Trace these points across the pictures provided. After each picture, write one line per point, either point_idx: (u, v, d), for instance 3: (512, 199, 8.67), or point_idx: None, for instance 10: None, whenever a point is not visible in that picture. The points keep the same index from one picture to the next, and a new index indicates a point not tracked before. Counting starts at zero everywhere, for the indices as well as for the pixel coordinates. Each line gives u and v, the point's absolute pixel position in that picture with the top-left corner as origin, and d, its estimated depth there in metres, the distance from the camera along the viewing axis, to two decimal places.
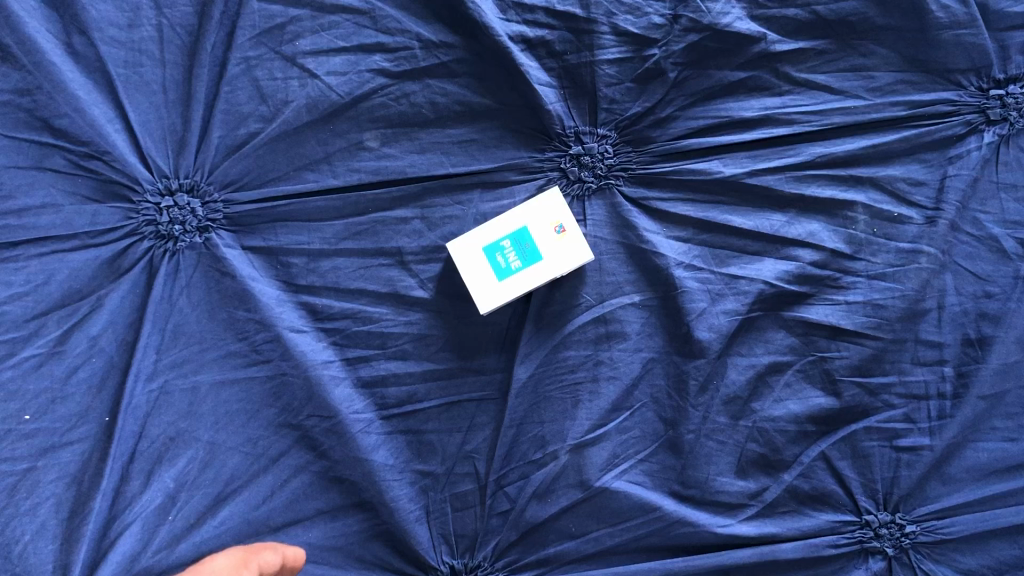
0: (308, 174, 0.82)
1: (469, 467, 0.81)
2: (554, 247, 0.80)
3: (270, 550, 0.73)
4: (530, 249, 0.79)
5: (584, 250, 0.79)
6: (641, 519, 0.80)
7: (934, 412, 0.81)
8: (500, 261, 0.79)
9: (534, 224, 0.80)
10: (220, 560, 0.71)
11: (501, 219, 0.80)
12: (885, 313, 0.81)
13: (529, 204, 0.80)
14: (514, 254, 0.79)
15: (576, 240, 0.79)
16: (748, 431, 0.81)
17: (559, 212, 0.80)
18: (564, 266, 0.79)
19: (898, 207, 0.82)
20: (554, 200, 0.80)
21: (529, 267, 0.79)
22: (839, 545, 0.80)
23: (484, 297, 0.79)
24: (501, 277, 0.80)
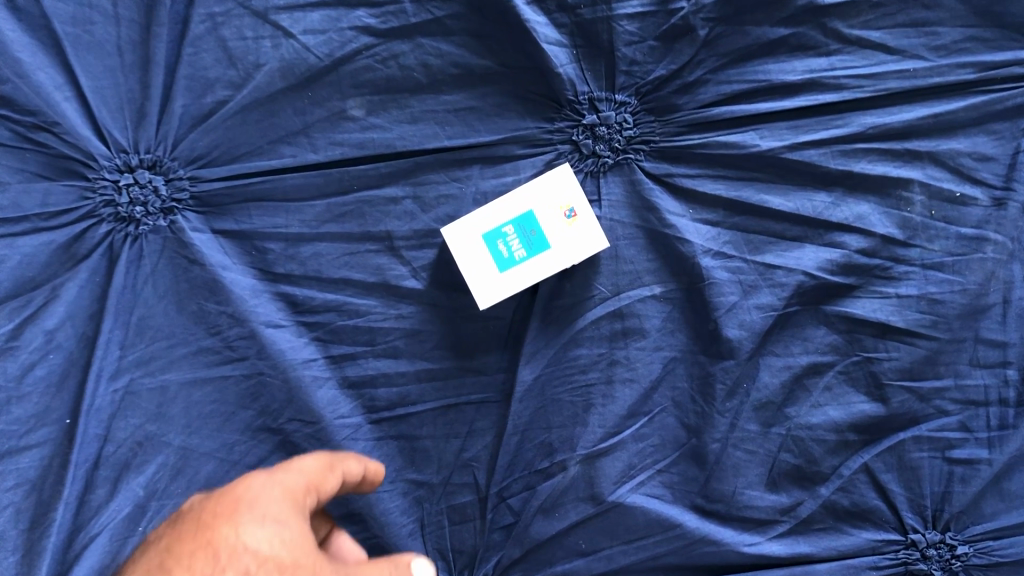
0: (284, 148, 0.72)
1: (468, 476, 0.73)
2: (564, 234, 0.70)
3: (354, 458, 0.64)
4: (537, 236, 0.70)
5: (598, 238, 0.70)
6: (660, 537, 0.72)
7: (994, 421, 0.71)
8: (502, 250, 0.70)
9: (541, 207, 0.70)
10: (307, 458, 0.60)
11: (504, 201, 0.70)
12: (942, 309, 0.71)
13: (536, 184, 0.70)
14: (518, 241, 0.70)
15: (590, 227, 0.70)
16: (782, 440, 0.72)
17: (570, 193, 0.70)
18: (574, 257, 0.70)
19: (961, 185, 0.71)
20: (564, 179, 0.70)
21: (536, 257, 0.70)
22: (880, 566, 0.72)
23: (483, 293, 0.71)
24: (503, 268, 0.70)
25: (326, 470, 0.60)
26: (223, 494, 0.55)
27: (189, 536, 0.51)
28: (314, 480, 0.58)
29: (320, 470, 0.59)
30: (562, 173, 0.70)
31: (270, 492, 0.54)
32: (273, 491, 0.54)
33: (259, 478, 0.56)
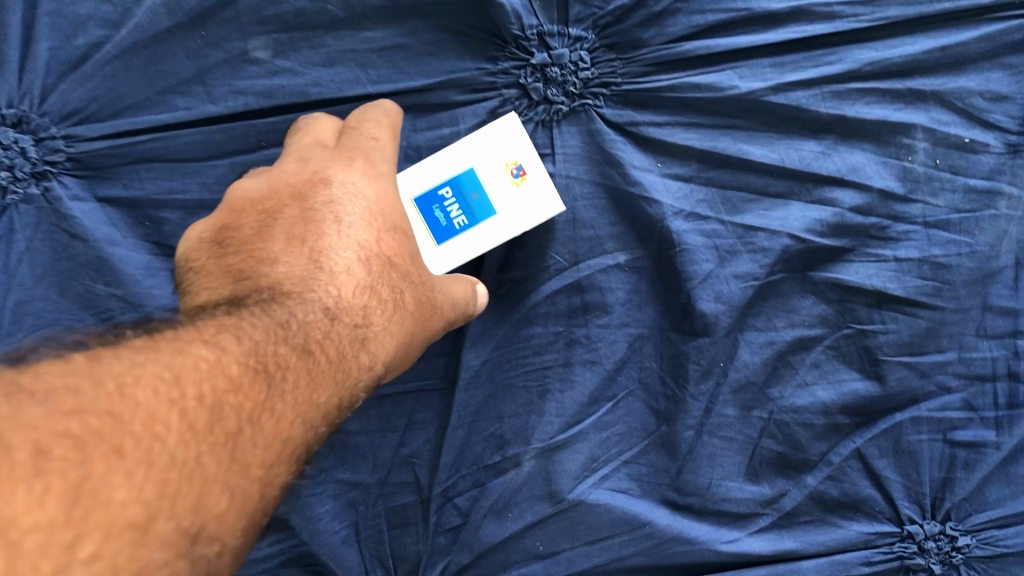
0: (177, 99, 0.61)
1: (409, 475, 0.64)
2: (510, 197, 0.60)
3: (371, 124, 0.56)
4: (480, 199, 0.60)
5: (551, 200, 0.60)
6: (627, 537, 0.63)
7: (1002, 399, 0.63)
8: (439, 218, 0.60)
9: (483, 165, 0.60)
10: (361, 182, 0.54)
11: (439, 158, 0.60)
12: (948, 275, 0.61)
13: (476, 138, 0.60)
14: (457, 206, 0.60)
15: (541, 188, 0.60)
16: (763, 425, 0.63)
17: (517, 144, 0.60)
18: (524, 224, 0.60)
19: (970, 130, 0.61)
20: (511, 129, 0.60)
21: (478, 225, 0.60)
22: (873, 562, 0.64)
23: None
24: (441, 240, 0.60)
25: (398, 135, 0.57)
26: (333, 159, 0.54)
27: (322, 226, 0.51)
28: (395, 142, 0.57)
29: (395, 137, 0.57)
30: (507, 122, 0.60)
31: (384, 206, 0.54)
32: (383, 202, 0.54)
33: (362, 181, 0.54)
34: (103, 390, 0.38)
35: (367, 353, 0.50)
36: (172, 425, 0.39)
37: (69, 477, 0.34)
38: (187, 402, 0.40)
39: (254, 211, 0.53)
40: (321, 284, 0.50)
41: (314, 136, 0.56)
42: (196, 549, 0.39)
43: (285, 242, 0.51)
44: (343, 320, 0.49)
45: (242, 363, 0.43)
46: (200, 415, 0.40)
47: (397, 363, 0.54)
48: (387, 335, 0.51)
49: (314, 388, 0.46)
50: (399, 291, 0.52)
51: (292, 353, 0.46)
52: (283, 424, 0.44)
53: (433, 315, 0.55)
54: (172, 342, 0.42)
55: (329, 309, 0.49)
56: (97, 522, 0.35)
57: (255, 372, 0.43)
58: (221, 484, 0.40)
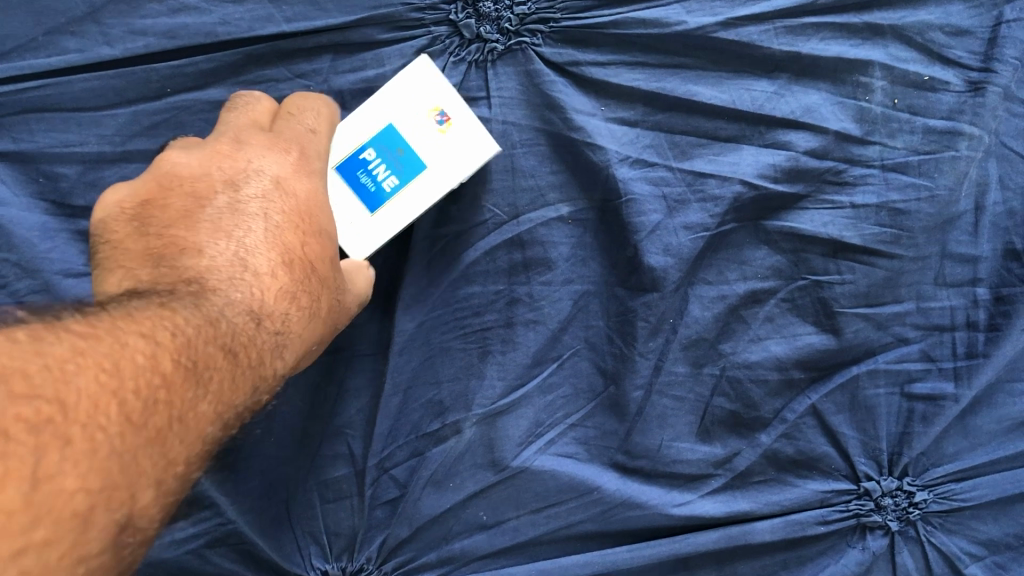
0: (69, 41, 0.55)
1: (342, 446, 0.60)
2: (439, 145, 0.55)
3: (310, 112, 0.53)
4: (405, 154, 0.55)
5: (486, 140, 0.55)
6: (574, 504, 0.60)
7: (961, 349, 0.60)
8: (367, 183, 0.55)
9: (402, 119, 0.55)
10: (297, 179, 0.51)
11: (355, 119, 0.55)
12: (906, 221, 0.58)
13: (389, 92, 0.55)
14: (383, 166, 0.55)
15: (471, 130, 0.55)
16: (715, 382, 0.60)
17: (437, 86, 0.55)
18: (459, 171, 0.55)
19: (930, 68, 0.58)
20: (426, 71, 0.55)
21: (411, 182, 0.55)
22: (829, 521, 0.62)
23: (351, 245, 0.54)
24: (373, 207, 0.54)
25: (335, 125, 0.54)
26: (269, 145, 0.51)
27: (250, 222, 0.48)
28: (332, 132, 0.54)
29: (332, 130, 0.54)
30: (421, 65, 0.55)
31: (316, 206, 0.51)
32: (315, 200, 0.51)
33: (297, 177, 0.51)
34: (49, 372, 0.35)
35: (283, 361, 0.47)
36: (113, 417, 0.37)
37: (23, 463, 0.33)
38: (126, 394, 0.38)
39: (182, 189, 0.49)
40: (242, 285, 0.47)
41: (250, 115, 0.52)
42: (122, 542, 0.37)
43: (210, 232, 0.48)
44: (260, 328, 0.46)
45: (176, 359, 0.41)
46: (137, 405, 0.38)
47: (306, 362, 0.51)
48: (306, 339, 0.49)
49: (236, 391, 0.44)
50: (323, 295, 0.49)
51: (222, 352, 0.43)
52: (208, 423, 0.42)
53: (339, 319, 0.51)
54: (109, 330, 0.39)
55: (249, 313, 0.46)
56: (51, 509, 0.33)
57: (188, 369, 0.41)
58: (149, 480, 0.38)
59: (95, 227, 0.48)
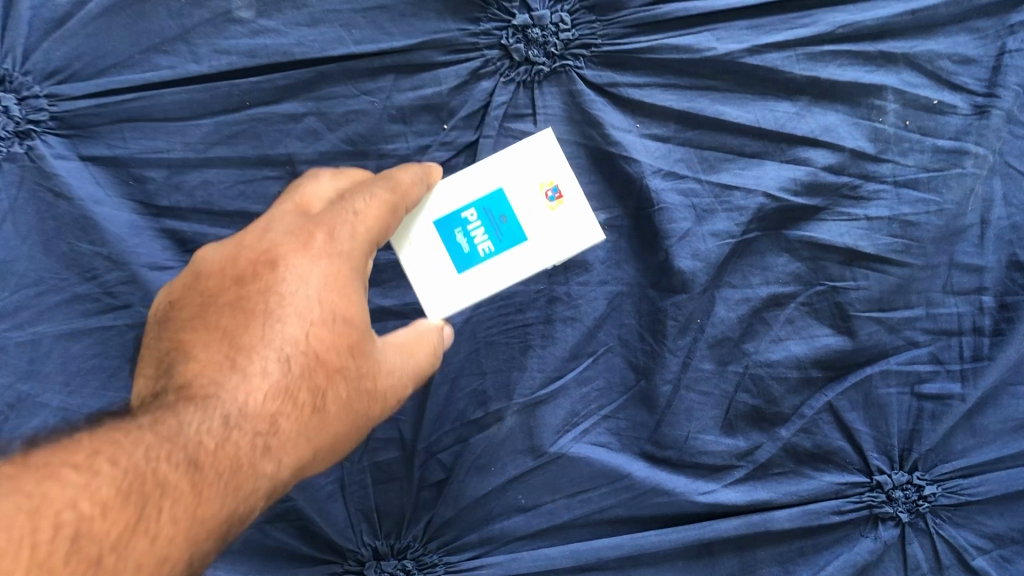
0: (160, 58, 0.61)
1: (393, 430, 0.65)
2: (541, 220, 0.59)
3: (360, 197, 0.54)
4: (507, 223, 0.59)
5: (586, 229, 0.59)
6: (607, 489, 0.66)
7: (968, 352, 0.65)
8: (463, 243, 0.59)
9: (513, 190, 0.59)
10: (311, 268, 0.52)
11: (465, 175, 0.59)
12: (916, 232, 0.64)
13: (510, 160, 0.59)
14: (483, 227, 0.59)
15: (573, 212, 0.59)
16: (738, 379, 0.65)
17: (548, 162, 0.59)
18: (557, 250, 0.59)
19: (939, 92, 0.63)
20: (543, 144, 0.59)
21: (507, 250, 0.59)
22: (843, 511, 0.66)
23: (431, 302, 0.59)
24: (461, 266, 0.59)
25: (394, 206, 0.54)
26: (292, 232, 0.53)
27: (250, 319, 0.51)
28: (386, 214, 0.54)
29: (388, 212, 0.54)
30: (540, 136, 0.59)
31: (318, 295, 0.51)
32: (328, 287, 0.52)
33: (308, 266, 0.52)
34: None
35: (269, 461, 0.48)
36: (21, 559, 0.39)
37: None
38: (42, 534, 0.40)
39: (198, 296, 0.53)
40: (229, 389, 0.48)
41: (297, 199, 0.55)
42: None
43: (212, 337, 0.51)
44: (248, 428, 0.48)
45: (118, 488, 0.43)
46: (58, 547, 0.40)
47: (317, 466, 0.52)
48: (296, 448, 0.50)
49: (201, 502, 0.45)
50: (321, 392, 0.51)
51: (182, 467, 0.45)
52: (161, 540, 0.43)
53: (371, 405, 0.53)
54: (43, 470, 0.42)
55: (229, 417, 0.48)
56: None
57: (128, 496, 0.43)
58: None
59: (152, 318, 0.55)
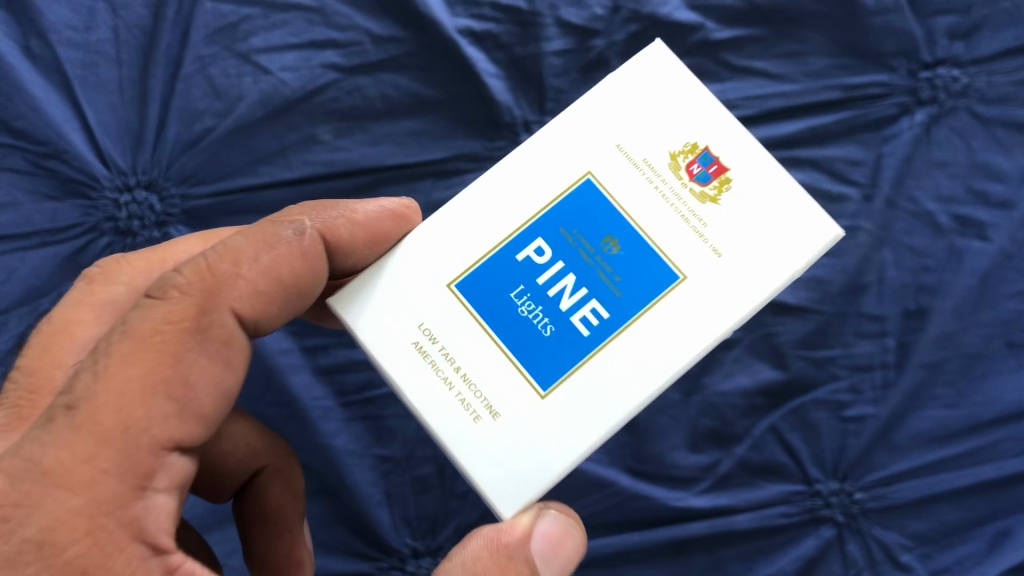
0: (263, 168, 0.84)
1: (429, 450, 0.83)
2: (689, 245, 0.57)
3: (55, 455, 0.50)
4: (619, 254, 0.57)
5: (780, 223, 0.57)
6: (599, 495, 0.83)
7: (879, 383, 0.83)
8: (557, 308, 0.57)
9: (637, 211, 0.58)
10: None
11: (492, 205, 0.59)
12: (827, 288, 0.84)
13: (619, 168, 0.58)
14: (574, 275, 0.57)
15: (737, 212, 0.57)
16: (700, 406, 0.84)
17: (652, 151, 0.58)
18: (712, 276, 0.56)
19: (837, 184, 0.85)
20: (615, 108, 0.59)
21: (649, 305, 0.56)
22: (790, 514, 0.82)
23: (526, 478, 0.55)
24: (549, 382, 0.55)
25: (166, 363, 0.52)
26: None
27: None
28: (145, 391, 0.52)
29: (146, 383, 0.52)
30: (609, 99, 0.60)
31: None
32: None
33: None
34: None
35: None
36: None
37: None
38: None
39: None
40: None
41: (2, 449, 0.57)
42: None
43: None
44: None
45: None
46: None
47: None
48: None
49: None
50: None
51: None
52: None
53: None
54: None
55: None
56: None
57: None
58: None
59: None
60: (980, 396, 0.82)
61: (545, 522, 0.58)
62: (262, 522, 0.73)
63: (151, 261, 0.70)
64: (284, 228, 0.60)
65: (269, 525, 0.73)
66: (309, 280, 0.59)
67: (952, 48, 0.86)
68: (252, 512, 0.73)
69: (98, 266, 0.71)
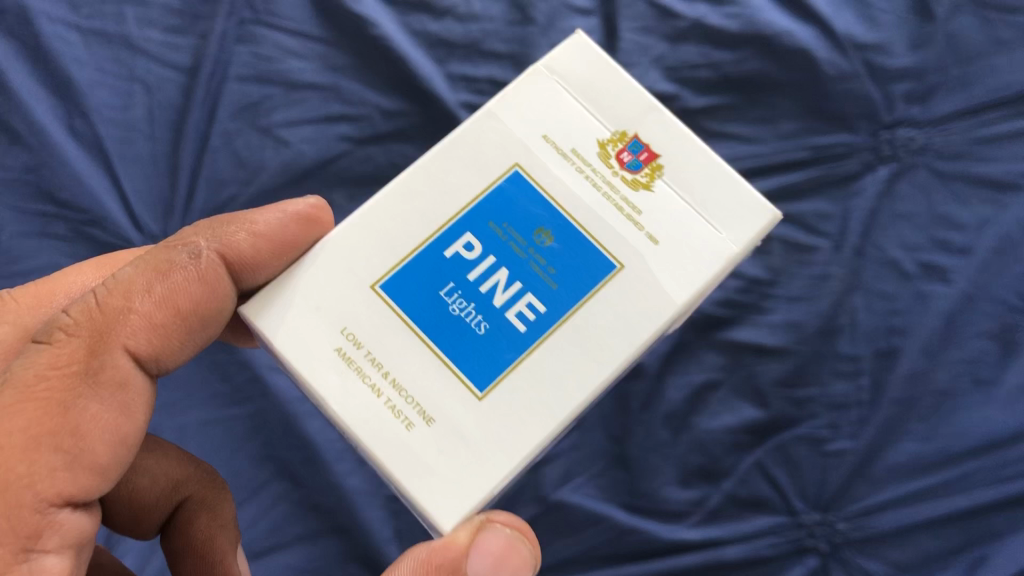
0: None
1: None
2: (624, 237, 0.60)
3: None
4: (552, 247, 0.60)
5: (711, 214, 0.61)
6: (596, 528, 0.88)
7: (856, 419, 0.88)
8: (488, 302, 0.59)
9: (570, 204, 0.61)
10: None
11: (419, 202, 0.61)
12: (803, 331, 0.90)
13: (547, 163, 0.62)
14: (506, 269, 0.60)
15: (665, 203, 0.61)
16: (689, 444, 0.89)
17: (577, 144, 0.63)
18: (649, 267, 0.59)
19: (808, 236, 0.93)
20: (536, 107, 0.63)
21: (586, 297, 0.59)
22: (776, 544, 0.87)
23: (470, 483, 0.54)
24: (486, 382, 0.56)
25: (52, 414, 0.53)
26: None
27: None
28: (30, 445, 0.53)
29: (31, 434, 0.53)
30: (529, 96, 0.64)
31: None
32: None
33: None
34: None
35: None
36: None
37: None
38: None
39: None
40: None
41: None
42: None
43: None
44: None
45: None
46: None
47: None
48: None
49: None
50: None
51: None
52: None
53: None
54: None
55: None
56: None
57: None
58: None
59: None
60: (949, 429, 0.87)
61: (487, 538, 0.56)
62: (189, 556, 0.73)
63: (38, 297, 0.69)
64: (179, 253, 0.62)
65: (198, 560, 0.73)
66: (208, 304, 0.61)
67: (909, 111, 0.94)
68: (179, 547, 0.74)
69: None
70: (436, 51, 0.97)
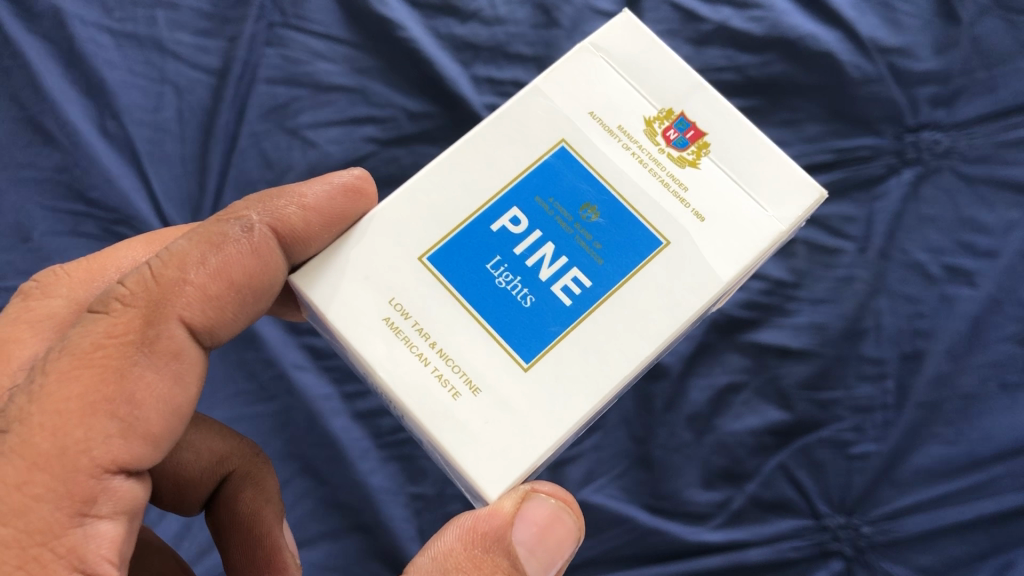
0: None
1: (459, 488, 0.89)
2: (669, 212, 0.60)
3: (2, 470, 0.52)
4: (597, 221, 0.61)
5: (758, 191, 0.61)
6: (618, 529, 0.88)
7: (880, 421, 0.88)
8: (535, 275, 0.59)
9: (615, 179, 0.61)
10: None
11: (466, 177, 0.62)
12: (827, 332, 0.90)
13: (593, 139, 0.63)
14: (551, 243, 0.60)
15: (711, 179, 0.61)
16: (712, 445, 0.89)
17: (623, 120, 0.63)
18: (694, 242, 0.60)
19: (832, 239, 0.93)
20: (582, 83, 0.64)
21: (632, 272, 0.59)
22: (800, 547, 0.86)
23: (517, 454, 0.55)
24: (532, 354, 0.57)
25: (108, 380, 0.54)
26: None
27: None
28: (86, 411, 0.53)
29: (87, 401, 0.53)
30: (576, 73, 0.64)
31: None
32: None
33: None
34: None
35: None
36: None
37: None
38: None
39: None
40: None
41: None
42: None
43: None
44: None
45: None
46: None
47: None
48: None
49: None
50: None
51: None
52: None
53: None
54: None
55: None
56: None
57: None
58: None
59: None
60: (975, 433, 0.86)
61: (533, 505, 0.56)
62: (238, 529, 0.74)
63: (91, 271, 0.70)
64: (231, 226, 0.63)
65: (244, 533, 0.74)
66: (262, 277, 0.62)
67: (934, 114, 0.94)
68: (227, 521, 0.75)
69: (35, 280, 0.71)
70: (462, 54, 0.98)
